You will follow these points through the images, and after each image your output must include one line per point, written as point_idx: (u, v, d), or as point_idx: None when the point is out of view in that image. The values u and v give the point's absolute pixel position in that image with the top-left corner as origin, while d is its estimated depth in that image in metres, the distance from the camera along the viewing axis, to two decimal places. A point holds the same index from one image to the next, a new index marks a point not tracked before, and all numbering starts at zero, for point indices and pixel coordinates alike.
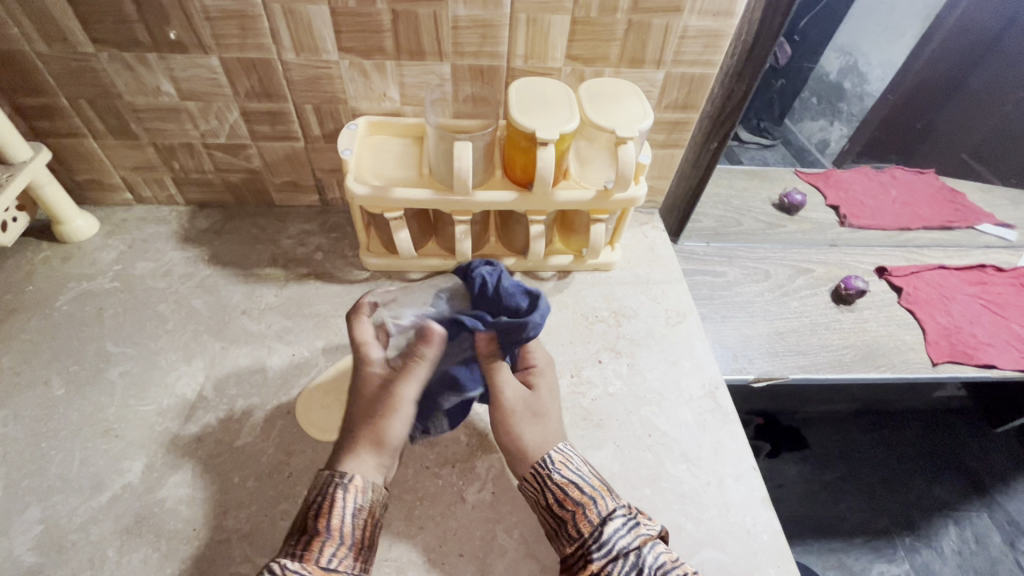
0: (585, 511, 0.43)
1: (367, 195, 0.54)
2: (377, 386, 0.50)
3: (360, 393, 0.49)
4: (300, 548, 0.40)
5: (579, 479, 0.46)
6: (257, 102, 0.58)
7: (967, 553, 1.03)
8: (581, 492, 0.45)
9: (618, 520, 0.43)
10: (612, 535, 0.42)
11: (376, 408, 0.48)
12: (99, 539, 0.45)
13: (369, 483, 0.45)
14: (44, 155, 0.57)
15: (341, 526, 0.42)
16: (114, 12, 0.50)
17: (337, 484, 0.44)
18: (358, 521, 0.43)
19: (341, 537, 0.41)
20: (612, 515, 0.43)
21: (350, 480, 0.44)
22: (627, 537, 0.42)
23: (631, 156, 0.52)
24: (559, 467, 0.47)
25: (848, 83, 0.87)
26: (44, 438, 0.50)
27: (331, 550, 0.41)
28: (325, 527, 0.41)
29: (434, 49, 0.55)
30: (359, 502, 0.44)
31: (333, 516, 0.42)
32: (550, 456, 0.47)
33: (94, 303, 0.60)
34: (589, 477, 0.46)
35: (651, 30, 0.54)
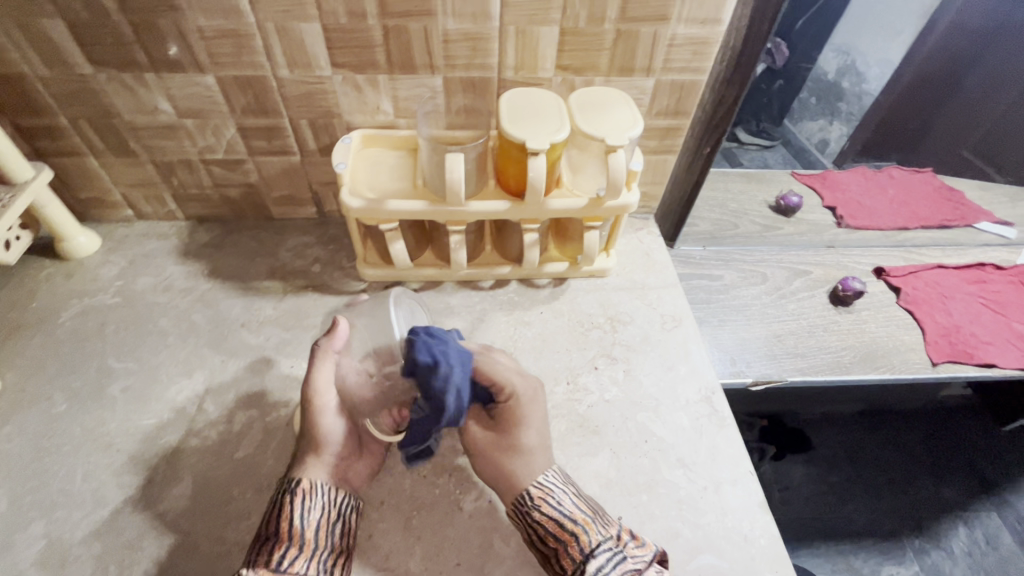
0: (569, 546, 0.44)
1: (362, 207, 0.55)
2: (329, 409, 0.48)
3: (312, 417, 0.47)
4: (257, 554, 0.42)
5: (560, 513, 0.45)
6: (253, 118, 0.59)
7: (977, 553, 1.02)
8: (565, 527, 0.44)
9: (603, 555, 0.43)
10: (596, 572, 0.42)
11: (320, 430, 0.47)
12: (101, 553, 0.45)
13: (320, 485, 0.46)
14: (46, 174, 0.59)
15: (293, 528, 0.43)
16: (112, 35, 0.51)
17: (288, 489, 0.45)
18: (312, 523, 0.44)
19: (293, 539, 0.42)
20: (596, 551, 0.43)
21: (297, 485, 0.45)
22: (614, 573, 0.42)
23: (621, 164, 0.53)
24: (539, 501, 0.46)
25: (846, 82, 0.89)
26: (47, 454, 0.51)
27: (282, 553, 0.41)
28: (276, 531, 0.43)
29: (425, 62, 0.56)
30: (309, 505, 0.45)
31: (287, 521, 0.43)
32: (529, 492, 0.46)
33: (96, 319, 0.61)
34: (570, 512, 0.45)
35: (639, 39, 0.55)
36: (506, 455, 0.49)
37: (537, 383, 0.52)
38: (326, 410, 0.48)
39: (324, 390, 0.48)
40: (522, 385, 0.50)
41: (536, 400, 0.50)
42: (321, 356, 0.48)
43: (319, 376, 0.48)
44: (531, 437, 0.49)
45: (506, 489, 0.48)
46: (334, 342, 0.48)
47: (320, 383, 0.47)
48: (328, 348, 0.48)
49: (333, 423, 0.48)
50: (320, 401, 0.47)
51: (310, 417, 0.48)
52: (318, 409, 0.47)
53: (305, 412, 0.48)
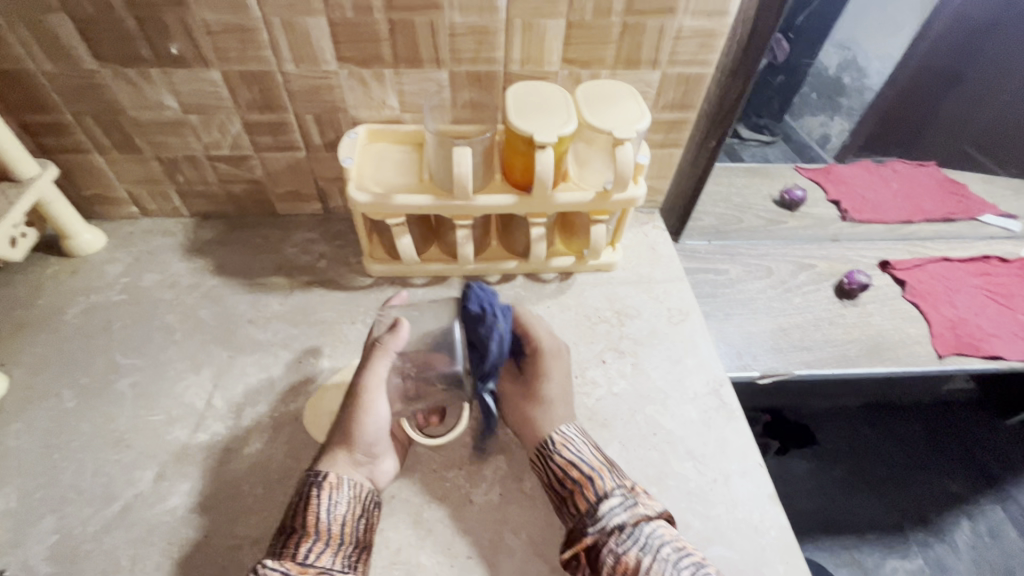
0: (584, 489, 0.46)
1: (369, 202, 0.54)
2: (376, 409, 0.48)
3: (355, 412, 0.48)
4: (281, 546, 0.42)
5: (580, 459, 0.47)
6: (258, 113, 0.59)
7: (981, 546, 1.02)
8: (583, 471, 0.47)
9: (615, 498, 0.45)
10: (607, 511, 0.44)
11: (360, 429, 0.47)
12: (112, 548, 0.45)
13: (345, 480, 0.46)
14: (51, 172, 0.58)
15: (318, 523, 0.43)
16: (118, 30, 0.51)
17: (314, 483, 0.45)
18: (338, 518, 0.44)
19: (318, 534, 0.43)
20: (609, 494, 0.45)
21: (324, 478, 0.45)
22: (624, 514, 0.44)
23: (628, 157, 0.53)
24: (561, 445, 0.49)
25: (847, 78, 0.86)
26: (57, 450, 0.51)
27: (308, 546, 0.42)
28: (302, 524, 0.43)
29: (431, 56, 0.55)
30: (337, 499, 0.45)
31: (313, 515, 0.44)
32: (552, 438, 0.49)
33: (103, 315, 0.61)
34: (589, 458, 0.48)
35: (645, 32, 0.55)
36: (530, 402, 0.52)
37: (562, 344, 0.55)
38: (374, 411, 0.48)
39: (374, 389, 0.48)
40: (548, 342, 0.54)
41: (560, 356, 0.54)
42: (381, 350, 0.49)
43: (373, 370, 0.48)
44: (553, 389, 0.53)
45: (530, 430, 0.51)
46: (396, 340, 0.49)
47: (373, 378, 0.48)
48: (388, 346, 0.49)
49: (376, 423, 0.48)
50: (370, 398, 0.48)
51: (354, 411, 0.48)
52: (364, 408, 0.48)
53: (350, 404, 0.48)
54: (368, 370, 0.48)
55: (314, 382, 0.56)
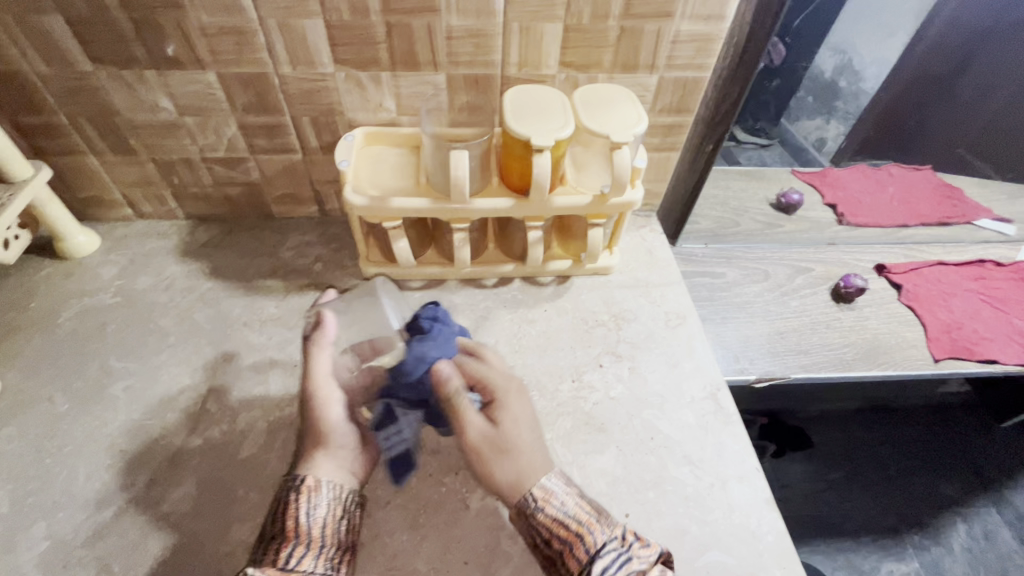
0: (574, 547, 0.40)
1: (365, 205, 0.54)
2: (332, 401, 0.48)
3: (313, 410, 0.48)
4: (263, 553, 0.41)
5: (565, 514, 0.42)
6: (254, 115, 0.59)
7: (976, 549, 1.02)
8: (568, 527, 0.41)
9: (610, 554, 0.39)
10: (602, 575, 0.38)
11: (325, 422, 0.47)
12: (105, 554, 0.45)
13: (325, 481, 0.45)
14: (45, 173, 0.58)
15: (299, 527, 0.42)
16: (112, 31, 0.50)
17: (292, 487, 0.44)
18: (318, 520, 0.43)
19: (299, 537, 0.41)
20: (601, 551, 0.39)
21: (301, 481, 0.44)
22: (620, 574, 0.38)
23: (626, 160, 0.52)
24: (544, 505, 0.42)
25: (843, 81, 0.86)
26: (49, 455, 0.50)
27: (289, 551, 0.40)
28: (281, 529, 0.42)
29: (428, 59, 0.55)
30: (314, 501, 0.44)
31: (292, 519, 0.42)
32: (530, 494, 0.43)
33: (96, 318, 0.60)
34: (574, 511, 0.42)
35: (643, 36, 0.55)
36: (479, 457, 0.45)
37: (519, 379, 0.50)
38: (331, 405, 0.48)
39: (324, 382, 0.48)
40: (501, 380, 0.49)
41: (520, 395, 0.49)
42: (315, 347, 0.49)
43: (314, 366, 0.48)
44: (524, 435, 0.46)
45: (503, 486, 0.44)
46: (327, 332, 0.49)
47: (319, 374, 0.48)
48: (322, 339, 0.49)
49: (336, 415, 0.48)
50: (320, 392, 0.48)
51: (312, 409, 0.48)
52: (320, 403, 0.48)
53: (307, 407, 0.48)
54: (310, 368, 0.49)
55: None
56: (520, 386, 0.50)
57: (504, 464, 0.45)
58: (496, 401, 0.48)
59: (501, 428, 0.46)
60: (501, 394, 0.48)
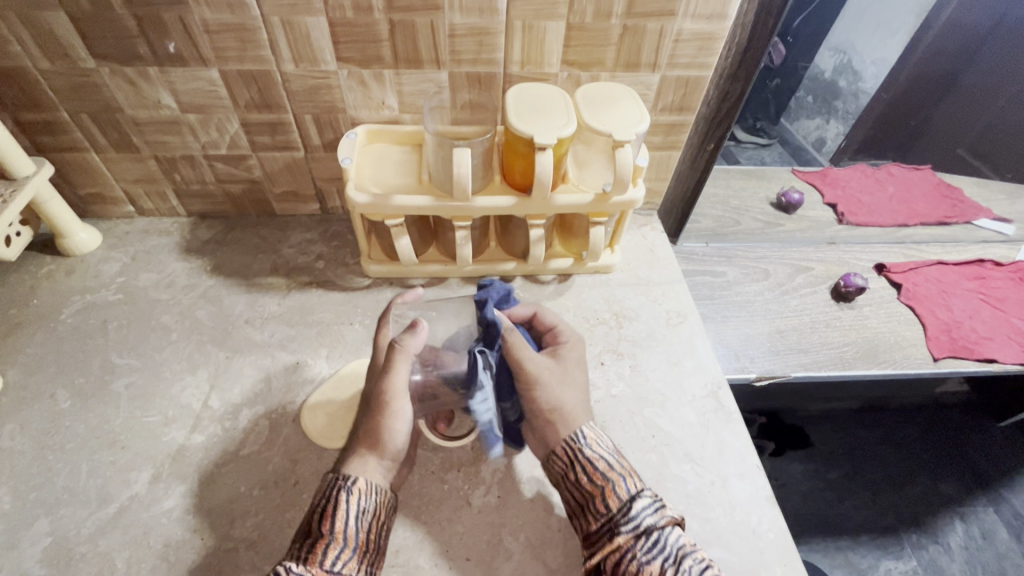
0: (613, 487, 0.42)
1: (368, 203, 0.54)
2: (402, 415, 0.46)
3: (382, 420, 0.45)
4: (305, 552, 0.40)
5: (608, 458, 0.44)
6: (256, 112, 0.59)
7: (974, 548, 1.03)
8: (609, 468, 0.44)
9: (646, 498, 0.42)
10: (640, 512, 0.41)
11: (389, 433, 0.45)
12: (108, 551, 0.45)
13: (374, 486, 0.44)
14: (47, 170, 0.58)
15: (346, 530, 0.41)
16: (115, 28, 0.50)
17: (344, 487, 0.43)
18: (364, 524, 0.42)
19: (346, 541, 0.41)
20: (640, 493, 0.42)
21: (353, 483, 0.43)
22: (654, 516, 0.41)
23: (628, 159, 0.53)
24: (590, 443, 0.45)
25: (843, 81, 0.86)
26: (51, 451, 0.50)
27: (335, 554, 0.40)
28: (327, 530, 0.41)
29: (431, 57, 0.55)
30: (363, 505, 0.43)
31: (342, 520, 0.41)
32: (581, 432, 0.46)
33: (98, 315, 0.60)
34: (615, 458, 0.45)
35: (645, 34, 0.55)
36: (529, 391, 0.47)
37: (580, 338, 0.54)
38: (398, 417, 0.46)
39: (400, 394, 0.46)
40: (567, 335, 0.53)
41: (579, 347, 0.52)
42: (402, 356, 0.46)
43: (395, 377, 0.46)
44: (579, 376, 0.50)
45: (550, 428, 0.47)
46: (417, 343, 0.47)
47: (397, 384, 0.46)
48: (408, 348, 0.47)
49: (404, 429, 0.46)
50: (396, 406, 0.46)
51: (380, 418, 0.46)
52: (392, 414, 0.46)
53: (375, 412, 0.46)
54: (391, 377, 0.46)
55: (312, 383, 0.56)
56: (581, 338, 0.53)
57: (546, 390, 0.47)
58: (563, 347, 0.52)
59: (563, 372, 0.49)
60: (566, 343, 0.52)
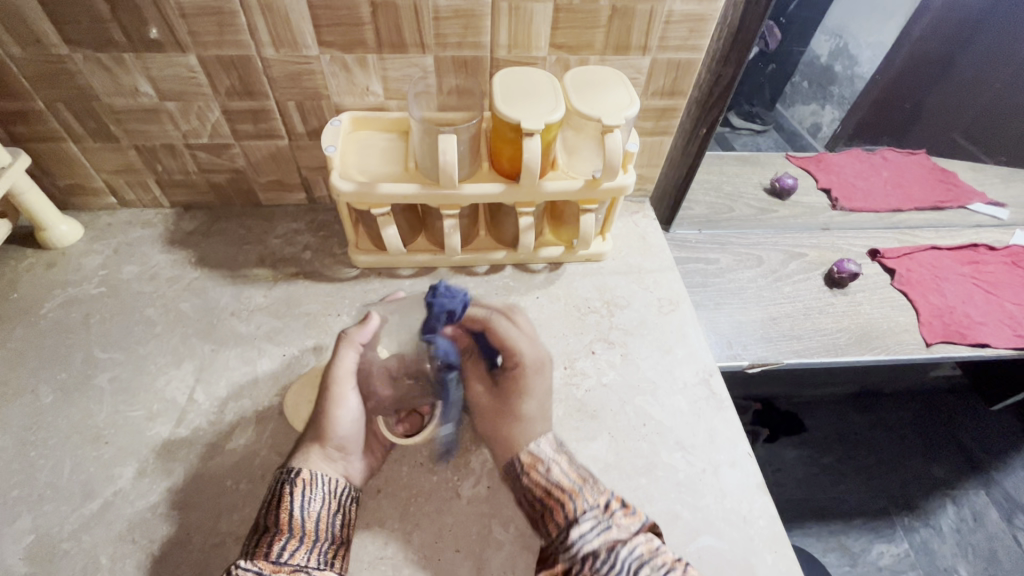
0: (556, 509, 0.45)
1: (352, 191, 0.53)
2: (345, 401, 0.50)
3: (326, 406, 0.49)
4: (255, 546, 0.41)
5: (552, 479, 0.47)
6: (237, 100, 0.57)
7: (965, 530, 1.03)
8: (554, 492, 0.46)
9: (586, 522, 0.43)
10: (578, 537, 0.43)
11: (331, 419, 0.48)
12: (91, 547, 0.44)
13: (319, 476, 0.46)
14: (23, 160, 0.56)
15: (292, 520, 0.43)
16: (87, 12, 0.49)
17: (287, 481, 0.45)
18: (313, 514, 0.44)
19: (293, 530, 0.42)
20: (580, 518, 0.43)
21: (296, 475, 0.45)
22: (594, 539, 0.42)
23: (617, 144, 0.52)
24: (530, 468, 0.48)
25: (838, 65, 0.85)
26: (33, 447, 0.50)
27: (282, 544, 0.41)
28: (273, 522, 0.42)
29: (415, 41, 0.54)
30: (310, 495, 0.45)
31: (286, 512, 0.43)
32: (521, 457, 0.49)
33: (81, 309, 0.59)
34: (559, 478, 0.47)
35: (635, 16, 0.53)
36: (512, 398, 0.53)
37: (545, 358, 0.57)
38: (343, 404, 0.49)
39: (343, 381, 0.50)
40: (529, 356, 0.56)
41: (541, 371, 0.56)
42: (346, 343, 0.52)
43: (338, 364, 0.51)
44: (531, 407, 0.53)
45: (502, 445, 0.50)
46: (361, 333, 0.53)
47: (340, 366, 0.51)
48: (353, 338, 0.52)
49: (347, 414, 0.49)
50: (335, 390, 0.50)
51: (323, 405, 0.50)
52: (333, 398, 0.50)
53: (321, 400, 0.50)
54: (334, 365, 0.51)
55: (299, 375, 0.55)
56: (545, 362, 0.56)
57: (513, 412, 0.52)
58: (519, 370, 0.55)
59: (513, 394, 0.53)
60: (523, 365, 0.55)
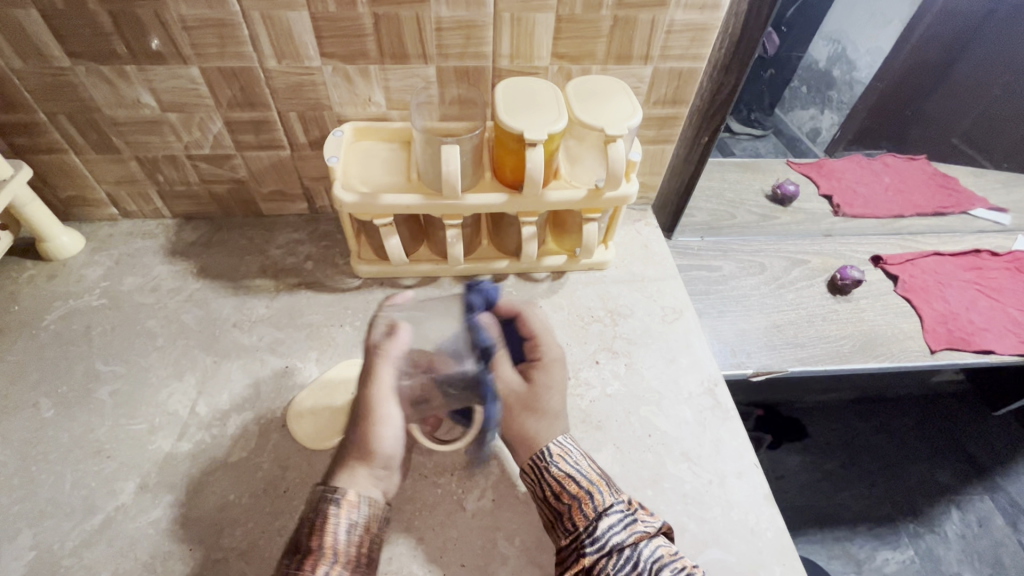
0: (580, 505, 0.43)
1: (355, 202, 0.53)
2: (390, 419, 0.46)
3: (371, 429, 0.45)
4: (296, 567, 0.39)
5: (578, 473, 0.45)
6: (240, 111, 0.57)
7: (971, 536, 1.03)
8: (577, 487, 0.44)
9: (615, 514, 0.43)
10: (606, 530, 0.42)
11: (378, 442, 0.45)
12: (93, 563, 0.44)
13: (365, 499, 0.43)
14: (25, 172, 0.56)
15: (335, 544, 0.41)
16: (90, 24, 0.49)
17: (333, 501, 0.42)
18: (355, 538, 0.42)
19: (336, 555, 0.40)
20: (607, 510, 0.43)
21: (342, 497, 0.43)
22: (623, 534, 0.42)
23: (620, 154, 0.52)
24: (558, 459, 0.46)
25: (837, 71, 0.85)
26: (34, 462, 0.49)
27: (324, 569, 0.39)
28: (317, 545, 0.40)
29: (417, 51, 0.54)
30: (354, 517, 0.42)
31: (328, 535, 0.41)
32: (548, 449, 0.47)
33: (82, 321, 0.59)
34: (585, 472, 0.46)
35: (636, 26, 0.54)
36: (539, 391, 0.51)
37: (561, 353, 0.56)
38: (385, 421, 0.46)
39: (386, 399, 0.46)
40: (551, 350, 0.55)
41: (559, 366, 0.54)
42: (382, 360, 0.46)
43: (379, 381, 0.46)
44: (557, 401, 0.52)
45: (519, 449, 0.49)
46: (397, 346, 0.47)
47: (382, 386, 0.46)
48: (388, 353, 0.47)
49: (392, 432, 0.46)
50: (382, 411, 0.45)
51: (371, 428, 0.45)
52: (381, 419, 0.45)
53: (362, 424, 0.46)
54: (374, 383, 0.46)
55: (300, 386, 0.55)
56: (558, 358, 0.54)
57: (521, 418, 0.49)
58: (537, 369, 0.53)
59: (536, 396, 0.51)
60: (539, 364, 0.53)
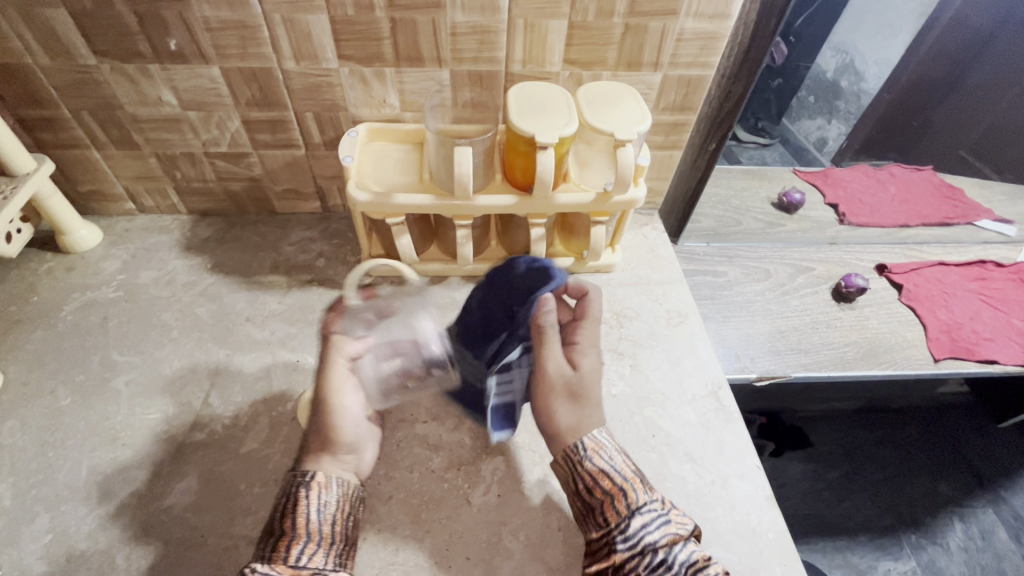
0: (614, 500, 0.43)
1: (368, 201, 0.54)
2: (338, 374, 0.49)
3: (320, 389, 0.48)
4: (272, 550, 0.40)
5: (614, 469, 0.44)
6: (258, 110, 0.59)
7: (973, 548, 1.02)
8: (613, 481, 0.43)
9: (650, 514, 0.42)
10: (640, 529, 0.41)
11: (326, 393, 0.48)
12: (107, 548, 0.45)
13: (334, 478, 0.45)
14: (47, 166, 0.58)
15: (309, 524, 0.42)
16: (116, 24, 0.50)
17: (301, 483, 0.43)
18: (328, 516, 0.43)
19: (310, 534, 0.41)
20: (641, 508, 0.42)
21: (311, 477, 0.44)
22: (657, 534, 0.41)
23: (629, 158, 0.52)
24: (592, 454, 0.45)
25: (844, 81, 0.86)
26: (51, 448, 0.50)
27: (299, 548, 0.40)
28: (290, 526, 0.41)
29: (432, 55, 0.55)
30: (325, 498, 0.43)
31: (300, 515, 0.42)
32: (582, 442, 0.45)
33: (98, 312, 0.60)
34: (620, 467, 0.44)
35: (647, 33, 0.55)
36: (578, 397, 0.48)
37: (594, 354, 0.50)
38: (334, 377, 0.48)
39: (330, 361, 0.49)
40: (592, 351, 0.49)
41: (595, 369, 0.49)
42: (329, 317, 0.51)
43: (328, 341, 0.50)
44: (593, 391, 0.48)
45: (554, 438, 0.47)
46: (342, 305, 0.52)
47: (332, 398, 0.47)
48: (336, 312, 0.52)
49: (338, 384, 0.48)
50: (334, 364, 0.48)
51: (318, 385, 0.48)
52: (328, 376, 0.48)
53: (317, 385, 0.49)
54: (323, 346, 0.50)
55: (310, 380, 0.56)
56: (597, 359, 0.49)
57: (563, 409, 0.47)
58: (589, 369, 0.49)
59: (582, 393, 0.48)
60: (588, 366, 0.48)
